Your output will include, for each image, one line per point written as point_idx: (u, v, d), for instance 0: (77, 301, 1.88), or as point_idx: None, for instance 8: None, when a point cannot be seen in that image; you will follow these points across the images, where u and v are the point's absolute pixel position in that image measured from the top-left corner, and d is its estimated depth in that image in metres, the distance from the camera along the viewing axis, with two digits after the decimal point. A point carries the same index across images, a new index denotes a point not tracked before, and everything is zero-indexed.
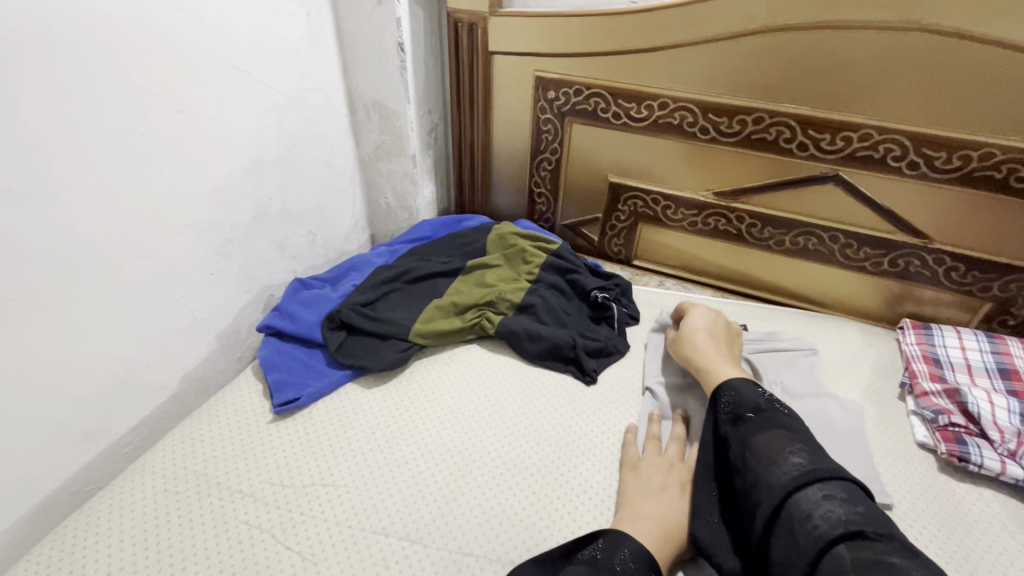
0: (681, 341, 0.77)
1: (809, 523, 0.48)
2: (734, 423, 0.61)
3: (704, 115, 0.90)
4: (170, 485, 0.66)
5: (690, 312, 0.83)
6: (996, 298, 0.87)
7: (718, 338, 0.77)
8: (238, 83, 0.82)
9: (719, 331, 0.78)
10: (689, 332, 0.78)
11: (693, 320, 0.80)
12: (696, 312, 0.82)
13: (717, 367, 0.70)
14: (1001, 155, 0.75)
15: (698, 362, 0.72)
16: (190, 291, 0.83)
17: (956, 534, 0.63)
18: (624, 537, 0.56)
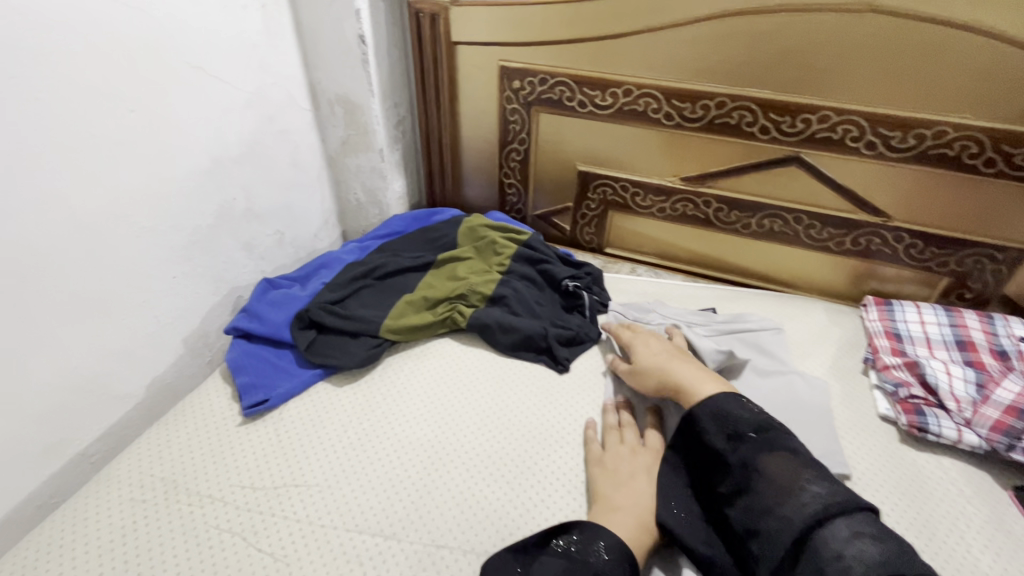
0: (639, 374, 0.73)
1: (840, 563, 0.46)
2: (729, 441, 0.58)
3: (668, 101, 0.90)
4: (136, 493, 0.65)
5: (635, 338, 0.79)
6: (953, 272, 0.89)
7: (673, 354, 0.73)
8: (191, 80, 0.79)
9: (668, 348, 0.75)
10: (642, 362, 0.73)
11: (639, 349, 0.76)
12: (635, 339, 0.79)
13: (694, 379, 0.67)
14: (953, 133, 0.77)
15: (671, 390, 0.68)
16: (153, 296, 0.81)
17: (915, 502, 0.65)
18: (602, 531, 0.55)
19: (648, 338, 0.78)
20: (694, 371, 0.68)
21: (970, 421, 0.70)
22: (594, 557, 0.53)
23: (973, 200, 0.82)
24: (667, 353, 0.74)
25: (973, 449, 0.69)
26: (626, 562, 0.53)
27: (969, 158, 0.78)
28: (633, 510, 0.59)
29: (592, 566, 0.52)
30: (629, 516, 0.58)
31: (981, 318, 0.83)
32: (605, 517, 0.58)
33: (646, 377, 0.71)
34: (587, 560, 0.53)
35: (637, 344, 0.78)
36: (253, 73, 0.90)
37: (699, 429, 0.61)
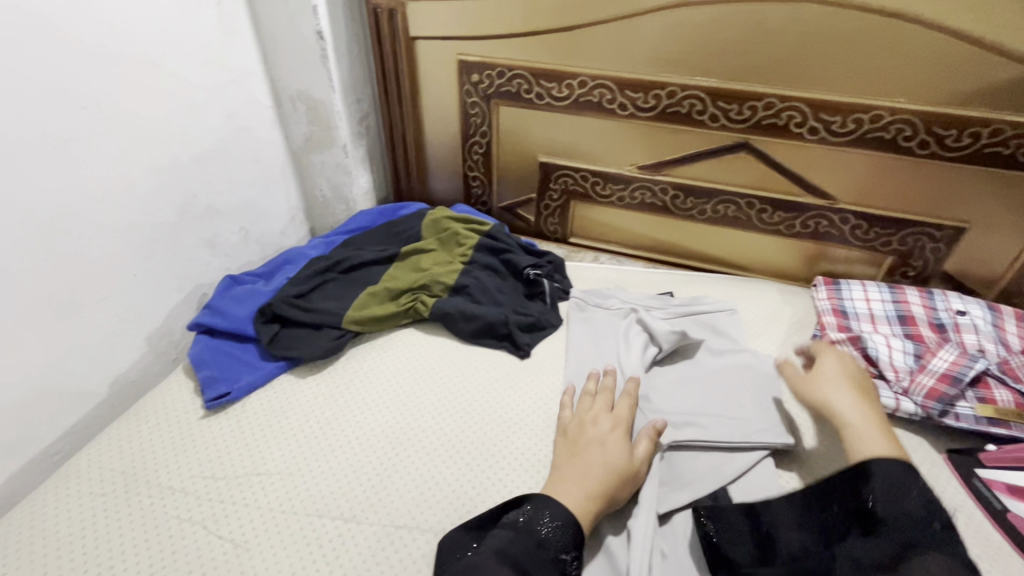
0: (814, 388, 0.66)
1: None
2: (898, 512, 0.51)
3: (621, 91, 0.92)
4: (96, 487, 0.65)
5: (824, 352, 0.71)
6: (897, 251, 0.93)
7: (857, 389, 0.65)
8: (146, 77, 0.79)
9: (862, 380, 0.67)
10: (828, 382, 0.66)
11: (827, 364, 0.68)
12: (833, 353, 0.70)
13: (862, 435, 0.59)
14: (889, 117, 0.80)
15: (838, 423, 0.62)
16: (113, 295, 0.81)
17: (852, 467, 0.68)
18: (551, 501, 0.57)
19: (838, 359, 0.69)
20: (872, 418, 0.60)
21: (907, 390, 0.73)
22: (542, 526, 0.55)
23: (911, 182, 0.85)
24: (860, 388, 0.65)
25: (909, 416, 0.72)
26: (574, 529, 0.55)
27: (904, 141, 0.82)
28: (582, 477, 0.60)
29: (541, 534, 0.54)
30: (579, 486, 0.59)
31: (922, 293, 0.87)
32: (555, 490, 0.60)
33: (822, 398, 0.64)
34: (537, 529, 0.55)
35: (829, 361, 0.69)
36: (211, 69, 0.90)
37: (861, 487, 0.53)
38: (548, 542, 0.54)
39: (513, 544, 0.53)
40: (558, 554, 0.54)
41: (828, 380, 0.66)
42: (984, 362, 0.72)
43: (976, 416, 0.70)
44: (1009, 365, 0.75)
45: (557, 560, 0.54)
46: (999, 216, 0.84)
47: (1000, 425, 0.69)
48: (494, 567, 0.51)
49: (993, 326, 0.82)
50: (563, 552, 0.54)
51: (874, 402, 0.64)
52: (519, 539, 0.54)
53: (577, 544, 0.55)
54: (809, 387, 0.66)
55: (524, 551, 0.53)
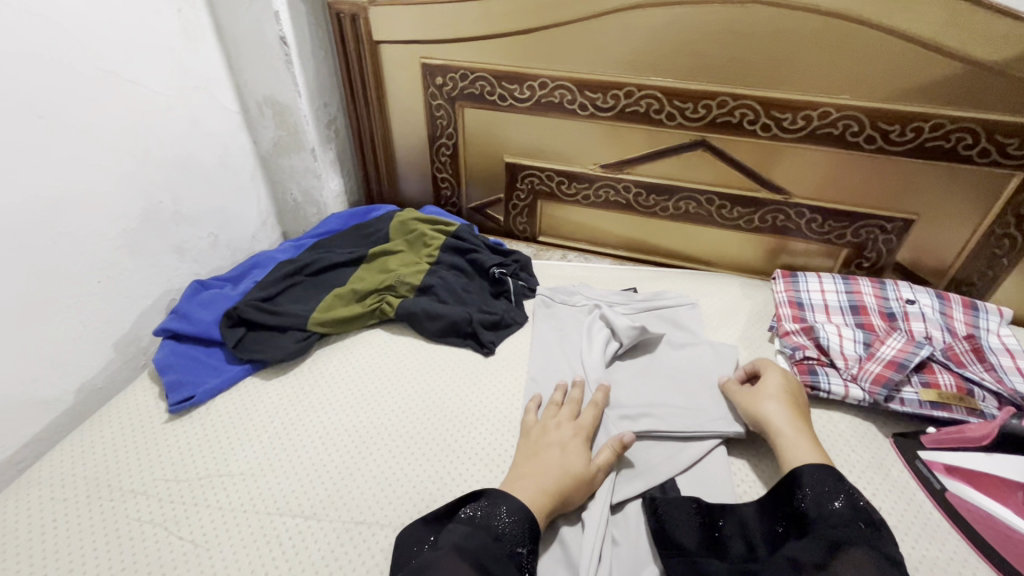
0: (754, 401, 0.69)
1: None
2: (822, 508, 0.55)
3: (581, 92, 0.94)
4: (57, 493, 0.65)
5: (766, 367, 0.74)
6: (851, 243, 0.96)
7: (794, 405, 0.68)
8: (106, 86, 0.80)
9: (798, 395, 0.70)
10: (767, 397, 0.69)
11: (769, 380, 0.72)
12: (774, 370, 0.73)
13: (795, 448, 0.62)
14: (836, 113, 0.83)
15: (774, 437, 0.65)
16: (77, 302, 0.81)
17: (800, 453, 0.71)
18: (508, 496, 0.59)
19: (777, 375, 0.73)
20: (804, 432, 0.64)
21: (855, 376, 0.76)
22: (498, 520, 0.56)
23: (860, 176, 0.88)
24: (797, 404, 0.69)
25: (858, 402, 0.75)
26: (529, 522, 0.57)
27: (852, 136, 0.84)
28: (536, 473, 0.62)
29: (497, 530, 0.56)
30: (533, 480, 0.61)
31: (874, 284, 0.90)
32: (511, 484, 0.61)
33: (760, 412, 0.68)
34: (493, 524, 0.56)
35: (770, 378, 0.72)
36: (173, 76, 0.90)
37: (794, 493, 0.57)
38: (504, 536, 0.55)
39: (470, 539, 0.54)
40: (515, 548, 0.55)
41: (767, 394, 0.69)
42: (928, 348, 0.75)
43: (920, 400, 0.72)
44: (954, 350, 0.78)
45: (514, 553, 0.54)
46: (945, 207, 0.87)
47: (943, 408, 0.72)
48: (452, 563, 0.51)
49: (941, 314, 0.85)
50: (519, 546, 0.55)
51: (806, 417, 0.68)
52: (475, 535, 0.55)
53: (533, 538, 0.56)
54: (749, 400, 0.70)
55: (481, 546, 0.54)
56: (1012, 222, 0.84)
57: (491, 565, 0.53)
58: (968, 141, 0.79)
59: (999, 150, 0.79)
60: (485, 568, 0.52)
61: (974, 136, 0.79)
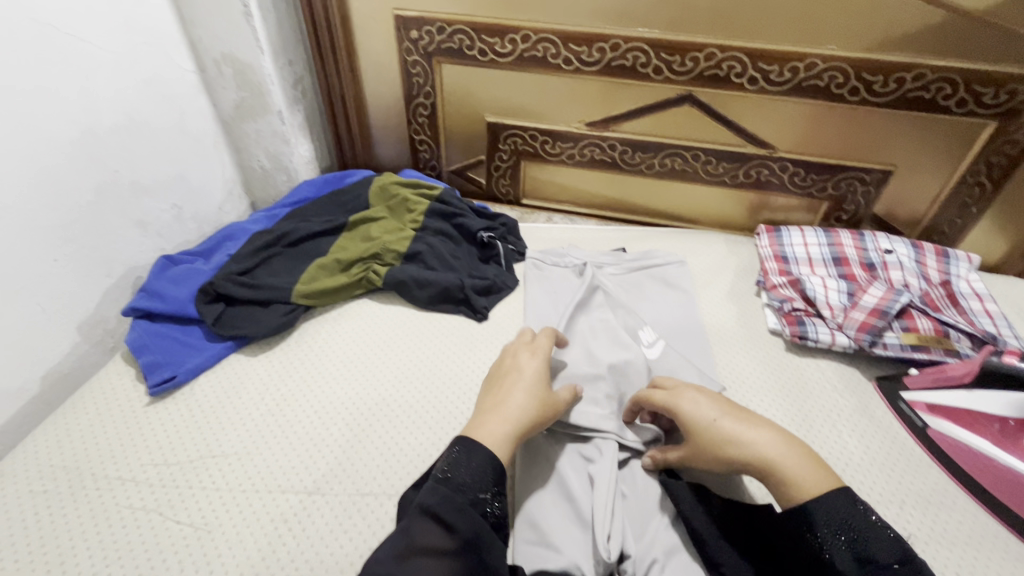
0: (703, 446, 0.55)
1: None
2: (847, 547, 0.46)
3: (565, 45, 0.91)
4: (35, 485, 0.61)
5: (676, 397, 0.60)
6: (832, 197, 0.98)
7: (731, 415, 0.56)
8: (45, 43, 0.71)
9: (719, 405, 0.58)
10: (704, 429, 0.56)
11: (688, 407, 0.59)
12: (682, 394, 0.60)
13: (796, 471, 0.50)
14: (823, 64, 0.82)
15: (756, 463, 0.52)
16: (33, 282, 0.75)
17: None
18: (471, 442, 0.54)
19: (692, 403, 0.58)
20: (783, 444, 0.52)
21: (841, 325, 0.78)
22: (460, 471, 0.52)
23: (843, 128, 0.89)
24: (732, 411, 0.57)
25: (845, 350, 0.77)
26: (488, 463, 0.52)
27: (837, 88, 0.84)
28: (502, 409, 0.58)
29: (467, 489, 0.51)
30: (502, 418, 0.57)
31: (854, 236, 0.92)
32: (478, 422, 0.57)
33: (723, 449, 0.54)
34: (462, 483, 0.51)
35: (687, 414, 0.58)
36: (118, 31, 0.81)
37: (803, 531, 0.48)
38: (468, 484, 0.51)
39: (431, 495, 0.49)
40: (479, 495, 0.51)
41: (704, 424, 0.56)
42: (908, 295, 0.78)
43: (902, 344, 0.75)
44: (930, 297, 0.81)
45: (478, 501, 0.51)
46: (921, 158, 0.89)
47: (923, 350, 0.75)
48: (416, 524, 0.48)
49: (916, 262, 0.88)
50: (482, 492, 0.51)
51: (750, 414, 0.57)
52: (437, 490, 0.50)
53: (496, 481, 0.52)
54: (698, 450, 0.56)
55: (442, 499, 0.49)
56: (984, 170, 0.87)
57: (457, 519, 0.48)
58: (947, 91, 0.81)
59: (976, 99, 0.81)
60: (454, 526, 0.48)
61: (953, 85, 0.80)
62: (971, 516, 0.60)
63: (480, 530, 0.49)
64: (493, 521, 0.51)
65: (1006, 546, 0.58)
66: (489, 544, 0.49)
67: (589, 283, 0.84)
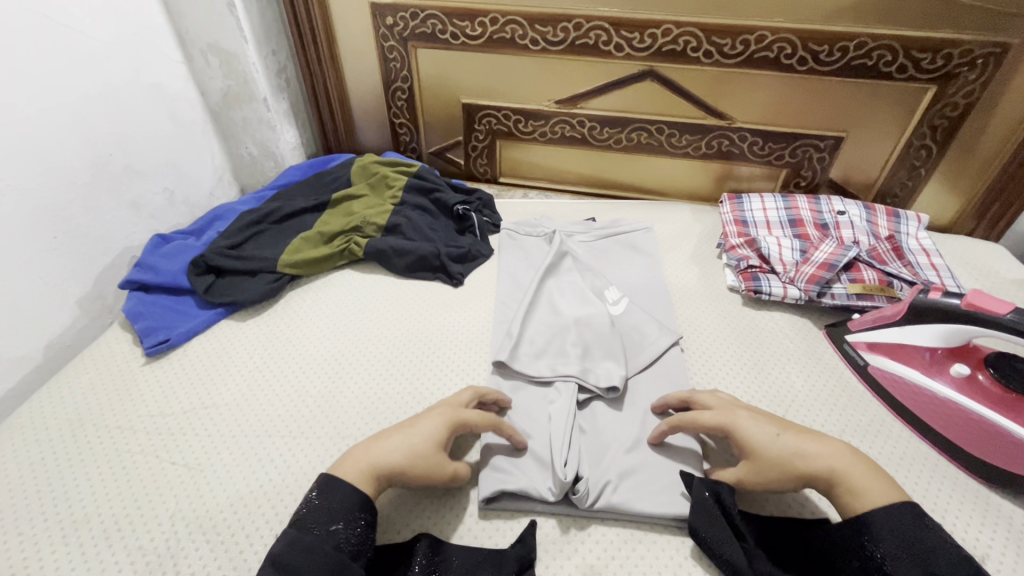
0: (770, 466, 0.54)
1: None
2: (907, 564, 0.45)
3: (532, 27, 0.96)
4: (42, 435, 0.67)
5: (731, 418, 0.59)
6: (790, 164, 1.03)
7: (791, 432, 0.56)
8: (38, 32, 0.76)
9: (775, 422, 0.58)
10: (767, 448, 0.55)
11: (745, 426, 0.58)
12: (734, 411, 0.59)
13: (866, 484, 0.51)
14: (772, 36, 0.88)
15: (824, 479, 0.53)
16: (34, 257, 0.80)
17: (668, 367, 0.73)
18: (329, 481, 0.52)
19: (751, 424, 0.57)
20: (846, 456, 0.53)
21: (792, 279, 0.83)
22: (312, 510, 0.50)
23: (795, 97, 0.94)
24: (790, 426, 0.57)
25: (795, 301, 0.82)
26: (339, 496, 0.51)
27: (786, 59, 0.90)
28: (374, 448, 0.56)
29: (316, 530, 0.49)
30: (367, 457, 0.55)
31: (810, 199, 0.97)
32: (344, 460, 0.55)
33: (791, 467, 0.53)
34: (313, 522, 0.49)
35: (747, 433, 0.57)
36: (107, 22, 0.86)
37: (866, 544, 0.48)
38: (315, 520, 0.49)
39: (278, 543, 0.48)
40: (329, 527, 0.49)
41: (769, 443, 0.55)
42: (855, 250, 0.83)
43: (848, 294, 0.80)
44: (877, 251, 0.86)
45: (329, 534, 0.49)
46: (870, 124, 0.94)
47: (867, 298, 0.80)
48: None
49: (867, 222, 0.93)
50: (336, 523, 0.50)
51: (805, 428, 0.57)
52: (284, 535, 0.48)
53: (351, 509, 0.51)
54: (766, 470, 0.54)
55: (288, 543, 0.47)
56: (928, 132, 0.92)
57: (302, 560, 0.46)
58: (888, 57, 0.86)
59: (915, 64, 0.86)
60: (299, 567, 0.46)
61: (893, 52, 0.85)
62: (905, 440, 0.66)
63: (334, 562, 0.47)
64: (354, 551, 0.49)
65: (934, 465, 0.63)
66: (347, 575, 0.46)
67: (558, 248, 0.88)
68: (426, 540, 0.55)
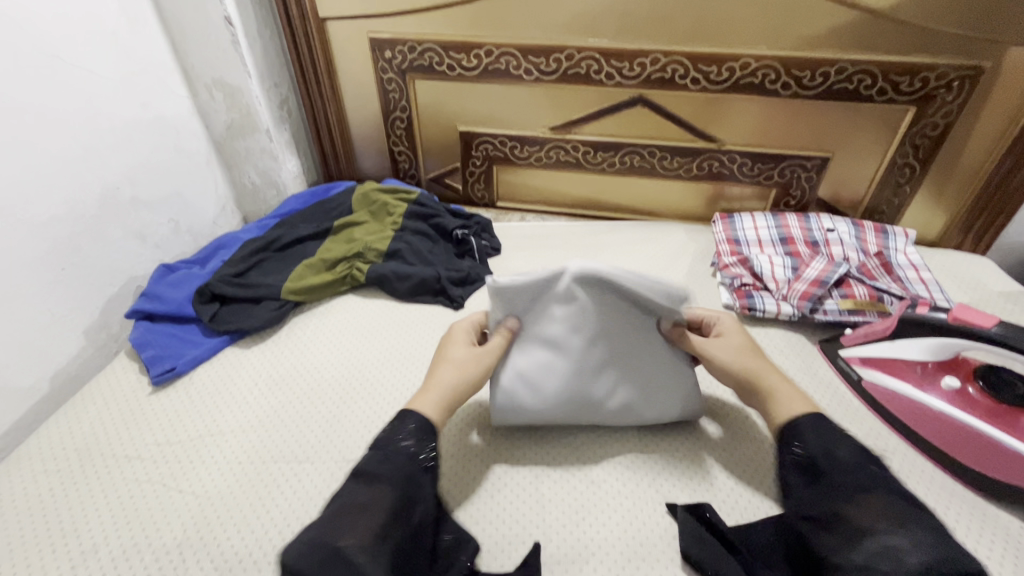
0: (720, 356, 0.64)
1: None
2: None
3: (525, 58, 1.00)
4: (49, 466, 0.67)
5: (719, 320, 0.67)
6: (779, 184, 1.06)
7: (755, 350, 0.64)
8: (51, 71, 0.80)
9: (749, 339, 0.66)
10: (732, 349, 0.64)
11: (723, 329, 0.66)
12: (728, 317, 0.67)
13: (782, 393, 0.60)
14: (756, 63, 0.91)
15: (758, 386, 0.61)
16: (42, 288, 0.82)
17: None
18: (407, 412, 0.57)
19: (731, 328, 0.66)
20: (783, 378, 0.61)
21: (785, 296, 0.85)
22: (394, 434, 0.55)
23: (781, 121, 0.98)
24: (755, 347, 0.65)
25: (790, 318, 0.84)
26: (416, 421, 0.56)
27: (770, 84, 0.93)
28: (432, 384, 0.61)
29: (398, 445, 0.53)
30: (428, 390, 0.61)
31: (800, 217, 1.00)
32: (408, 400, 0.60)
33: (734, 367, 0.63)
34: (393, 440, 0.54)
35: (724, 329, 0.66)
36: (116, 61, 0.90)
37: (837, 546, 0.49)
38: (389, 440, 0.54)
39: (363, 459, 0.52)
40: (401, 443, 0.54)
41: (732, 345, 0.64)
42: (845, 266, 0.86)
43: (840, 309, 0.82)
44: (867, 267, 0.89)
45: (403, 449, 0.53)
46: (855, 144, 0.98)
47: (859, 313, 0.82)
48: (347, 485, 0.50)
49: (856, 239, 0.96)
50: (407, 441, 0.54)
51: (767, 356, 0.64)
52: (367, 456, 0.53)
53: (425, 432, 0.55)
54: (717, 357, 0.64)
55: (369, 458, 0.52)
56: (911, 151, 0.96)
57: (379, 470, 0.51)
58: (868, 81, 0.90)
59: (894, 88, 0.90)
60: (379, 476, 0.50)
61: (872, 76, 0.89)
62: (901, 452, 0.67)
63: (407, 474, 0.51)
64: (429, 467, 0.54)
65: (931, 476, 0.64)
66: (415, 484, 0.51)
67: None
68: (471, 553, 0.56)
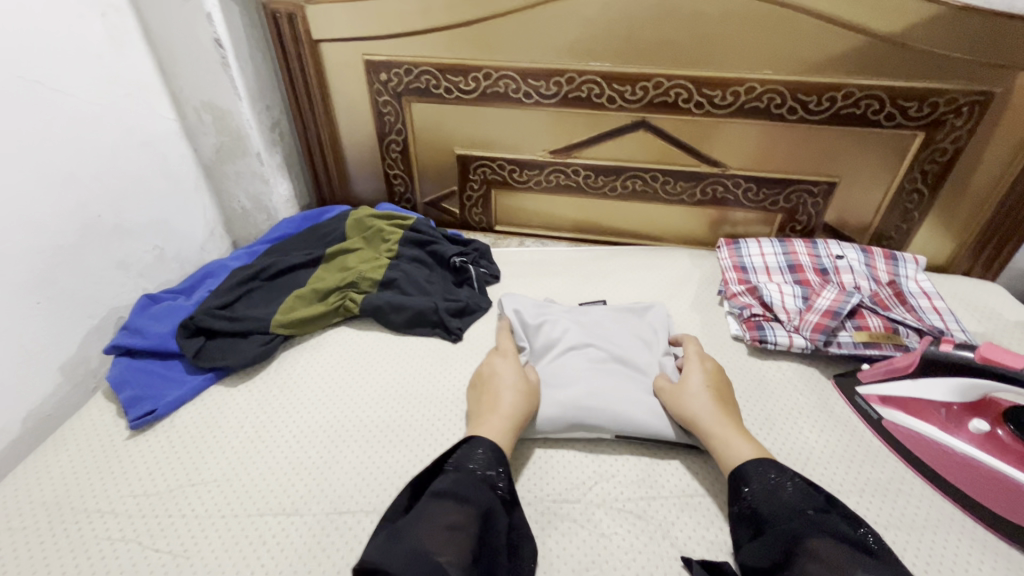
0: (679, 397, 0.68)
1: None
2: None
3: (524, 81, 0.97)
4: (15, 522, 0.62)
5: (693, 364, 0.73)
6: (784, 209, 1.04)
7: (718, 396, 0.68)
8: (30, 96, 0.76)
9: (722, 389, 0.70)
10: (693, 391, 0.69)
11: (693, 375, 0.71)
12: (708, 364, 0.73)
13: (727, 447, 0.61)
14: (761, 88, 0.89)
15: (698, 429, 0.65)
16: (14, 324, 0.77)
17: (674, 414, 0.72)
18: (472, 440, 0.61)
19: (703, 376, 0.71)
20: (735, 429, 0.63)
21: (797, 327, 0.82)
22: (469, 459, 0.58)
23: (786, 145, 0.96)
24: (722, 397, 0.68)
25: (803, 350, 0.81)
26: (491, 450, 0.60)
27: (776, 109, 0.91)
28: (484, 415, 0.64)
29: (476, 471, 0.57)
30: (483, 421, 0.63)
31: (807, 244, 0.98)
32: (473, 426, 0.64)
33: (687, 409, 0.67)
34: (471, 466, 0.58)
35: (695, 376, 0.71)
36: (100, 84, 0.86)
37: None
38: (468, 463, 0.58)
39: (445, 481, 0.56)
40: (486, 472, 0.58)
41: (695, 388, 0.69)
42: (858, 296, 0.83)
43: (855, 342, 0.79)
44: (880, 297, 0.86)
45: (486, 476, 0.57)
46: (862, 169, 0.96)
47: (874, 346, 0.79)
48: (433, 506, 0.53)
49: (866, 266, 0.93)
50: (490, 469, 0.58)
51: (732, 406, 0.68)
52: (447, 477, 0.56)
53: (500, 461, 0.59)
54: (674, 396, 0.69)
55: (455, 481, 0.55)
56: (919, 177, 0.94)
57: (468, 492, 0.54)
58: (876, 106, 0.88)
59: (902, 113, 0.88)
60: (467, 497, 0.54)
61: (880, 101, 0.87)
62: (926, 498, 0.63)
63: (489, 503, 0.55)
64: (504, 499, 0.57)
65: (960, 526, 0.60)
66: (495, 514, 0.55)
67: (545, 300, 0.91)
68: None
